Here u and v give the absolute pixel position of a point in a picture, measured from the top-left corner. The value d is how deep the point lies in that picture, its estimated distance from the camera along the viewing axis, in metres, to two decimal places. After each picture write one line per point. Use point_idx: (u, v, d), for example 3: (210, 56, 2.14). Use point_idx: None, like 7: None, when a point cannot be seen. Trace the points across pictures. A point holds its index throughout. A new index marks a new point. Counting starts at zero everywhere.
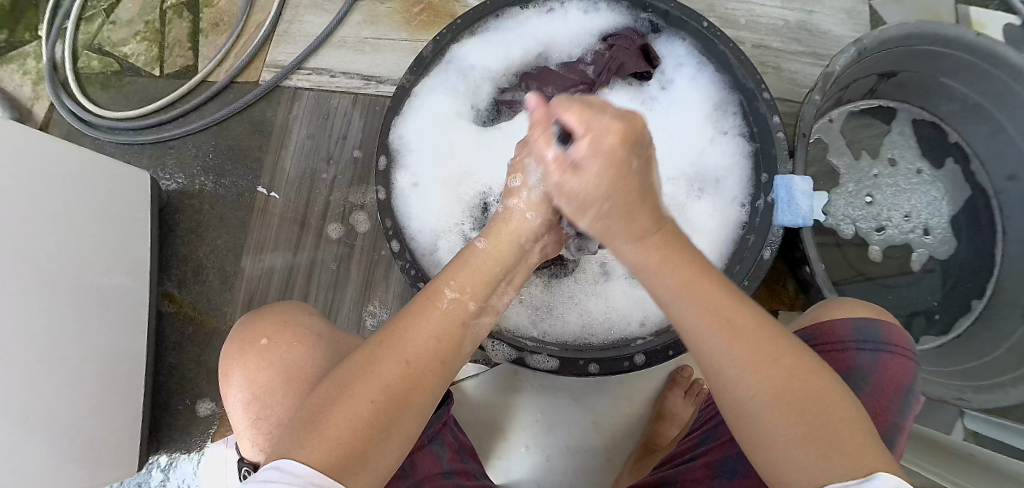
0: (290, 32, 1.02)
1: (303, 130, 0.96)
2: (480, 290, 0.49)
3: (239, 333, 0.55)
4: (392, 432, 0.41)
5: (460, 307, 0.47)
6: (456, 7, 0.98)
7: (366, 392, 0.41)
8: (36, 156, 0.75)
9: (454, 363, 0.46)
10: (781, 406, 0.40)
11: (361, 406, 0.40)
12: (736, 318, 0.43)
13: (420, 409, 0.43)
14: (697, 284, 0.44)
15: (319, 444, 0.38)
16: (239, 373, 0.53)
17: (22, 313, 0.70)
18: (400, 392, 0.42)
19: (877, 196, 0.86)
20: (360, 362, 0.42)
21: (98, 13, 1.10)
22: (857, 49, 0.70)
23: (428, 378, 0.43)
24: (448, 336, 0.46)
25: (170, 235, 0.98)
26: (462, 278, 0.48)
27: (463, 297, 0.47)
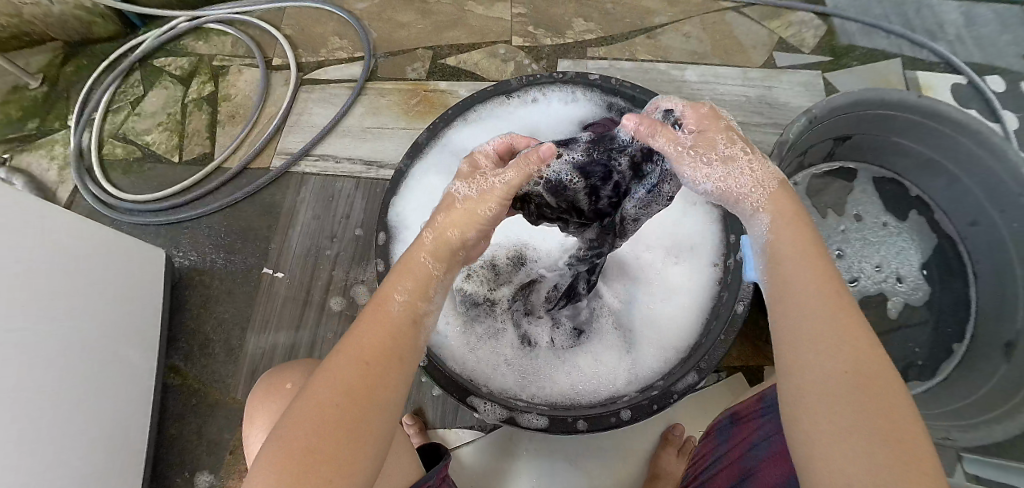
0: (299, 122, 1.12)
1: (309, 211, 1.04)
2: (423, 293, 0.50)
3: (268, 381, 0.64)
4: (351, 438, 0.42)
5: (411, 308, 0.49)
6: (450, 98, 1.09)
7: (332, 396, 0.43)
8: (55, 232, 0.80)
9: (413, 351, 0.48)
10: (854, 386, 0.41)
11: (322, 414, 0.42)
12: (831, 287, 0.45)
13: (384, 403, 0.45)
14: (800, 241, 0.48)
15: (288, 458, 0.41)
16: (263, 417, 0.62)
17: (42, 384, 0.75)
18: (361, 394, 0.44)
19: (846, 250, 0.92)
20: (326, 368, 0.44)
21: (124, 106, 1.21)
22: (809, 117, 0.80)
23: (390, 373, 0.46)
24: (398, 334, 0.47)
25: (179, 309, 1.04)
26: (408, 281, 0.50)
27: (412, 299, 0.49)
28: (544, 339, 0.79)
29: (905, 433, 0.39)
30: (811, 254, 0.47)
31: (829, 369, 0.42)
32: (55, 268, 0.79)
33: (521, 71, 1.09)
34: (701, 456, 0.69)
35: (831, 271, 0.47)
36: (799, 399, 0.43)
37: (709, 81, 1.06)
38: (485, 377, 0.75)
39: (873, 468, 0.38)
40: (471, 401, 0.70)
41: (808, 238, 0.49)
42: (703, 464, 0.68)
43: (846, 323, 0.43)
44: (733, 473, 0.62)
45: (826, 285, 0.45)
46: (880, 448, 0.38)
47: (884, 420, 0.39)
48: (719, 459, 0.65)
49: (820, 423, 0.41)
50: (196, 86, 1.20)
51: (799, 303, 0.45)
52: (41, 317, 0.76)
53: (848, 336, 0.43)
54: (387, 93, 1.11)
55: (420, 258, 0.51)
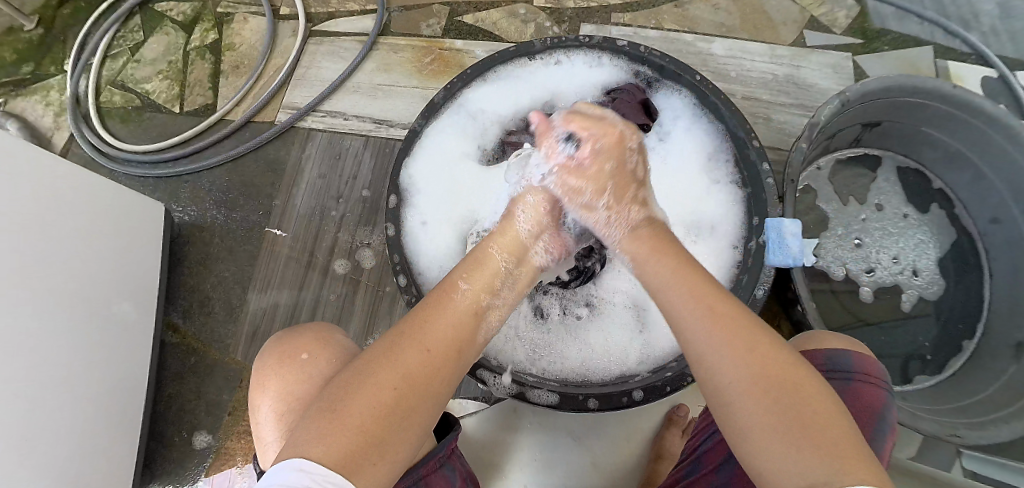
0: (306, 76, 1.08)
1: (315, 169, 1.01)
2: (488, 284, 0.54)
3: (275, 347, 0.60)
4: (402, 422, 0.44)
5: (473, 299, 0.52)
6: (466, 58, 1.04)
7: (388, 378, 0.45)
8: (47, 181, 0.77)
9: (469, 352, 0.51)
10: (754, 389, 0.42)
11: (382, 393, 0.44)
12: (718, 306, 0.47)
13: (436, 394, 0.47)
14: (680, 273, 0.51)
15: (341, 434, 0.41)
16: (273, 384, 0.57)
17: (31, 337, 0.73)
18: (419, 380, 0.46)
19: (865, 239, 0.90)
20: (384, 349, 0.47)
21: (124, 52, 1.15)
22: (841, 100, 0.76)
23: (447, 363, 0.48)
24: (462, 327, 0.51)
25: (179, 266, 1.01)
26: (474, 275, 0.54)
27: (475, 290, 0.53)
28: (556, 309, 0.78)
29: (811, 416, 0.40)
30: (688, 280, 0.50)
31: (731, 377, 0.43)
32: (48, 218, 0.76)
33: (540, 34, 1.04)
34: (698, 430, 0.65)
35: (715, 290, 0.49)
36: (717, 405, 0.44)
37: (736, 55, 1.01)
38: (495, 349, 0.74)
39: (783, 452, 0.39)
40: (480, 374, 0.69)
41: (676, 264, 0.53)
42: (697, 438, 0.63)
43: (733, 334, 0.45)
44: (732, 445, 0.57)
45: (710, 302, 0.48)
46: (789, 434, 0.39)
47: (793, 409, 0.40)
48: (715, 432, 0.61)
49: (737, 423, 0.42)
50: (198, 33, 1.15)
51: (686, 323, 0.48)
52: (33, 269, 0.74)
53: (738, 346, 0.44)
54: (399, 49, 1.06)
55: (491, 252, 0.57)
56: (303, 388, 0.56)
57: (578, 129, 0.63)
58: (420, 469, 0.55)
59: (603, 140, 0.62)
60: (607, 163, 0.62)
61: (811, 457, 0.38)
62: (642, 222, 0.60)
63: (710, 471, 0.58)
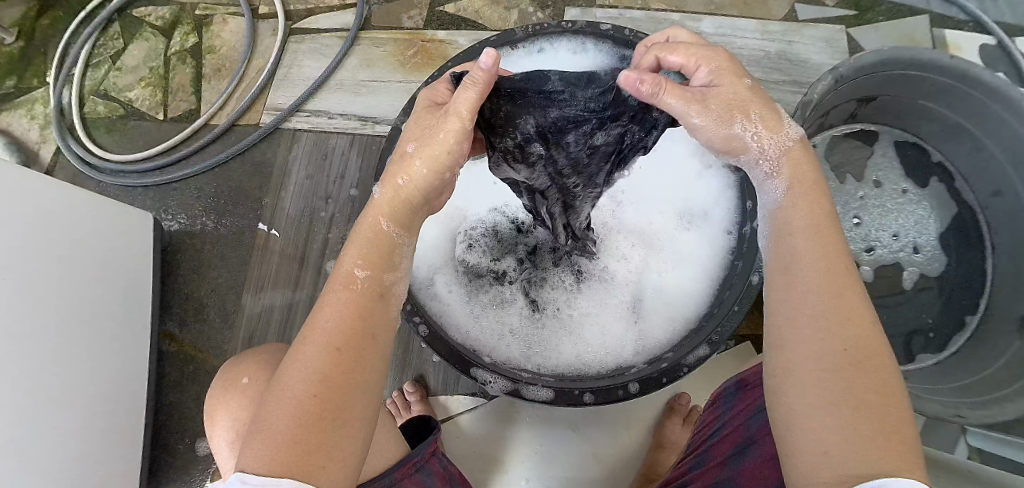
0: (289, 75, 1.06)
1: (302, 170, 1.00)
2: (386, 262, 0.49)
3: (226, 375, 0.62)
4: (334, 423, 0.42)
5: (374, 281, 0.48)
6: (449, 49, 1.02)
7: (300, 386, 0.42)
8: (29, 196, 0.75)
9: (383, 329, 0.47)
10: (847, 365, 0.41)
11: (299, 402, 0.42)
12: (847, 288, 0.44)
13: (364, 385, 0.44)
14: (820, 238, 0.46)
15: (270, 450, 0.40)
16: (231, 410, 0.58)
17: (29, 354, 0.72)
18: (336, 377, 0.43)
19: (864, 217, 0.89)
20: (290, 357, 0.44)
21: (104, 60, 1.14)
22: (833, 77, 0.74)
23: (364, 354, 0.45)
24: (363, 312, 0.46)
25: (171, 274, 1.01)
26: (366, 254, 0.49)
27: (374, 272, 0.48)
28: (552, 304, 0.76)
29: (889, 407, 0.40)
30: (825, 233, 0.46)
31: (824, 344, 0.42)
32: (35, 233, 0.75)
33: (525, 20, 1.02)
34: (705, 423, 0.65)
35: (843, 250, 0.46)
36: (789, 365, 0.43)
37: (726, 33, 0.99)
38: (489, 347, 0.73)
39: (852, 433, 0.39)
40: (473, 373, 0.68)
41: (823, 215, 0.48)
42: (706, 431, 0.63)
43: (849, 321, 0.42)
44: (738, 439, 0.57)
45: (841, 282, 0.44)
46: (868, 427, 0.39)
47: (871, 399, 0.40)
48: (722, 426, 0.61)
49: (806, 391, 0.42)
50: (178, 37, 1.13)
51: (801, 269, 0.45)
52: (19, 287, 0.72)
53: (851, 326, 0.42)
54: (382, 42, 1.04)
55: (379, 226, 0.51)
56: (246, 411, 0.57)
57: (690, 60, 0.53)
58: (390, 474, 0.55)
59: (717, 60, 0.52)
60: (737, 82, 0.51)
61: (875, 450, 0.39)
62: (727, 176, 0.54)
63: (716, 465, 0.58)
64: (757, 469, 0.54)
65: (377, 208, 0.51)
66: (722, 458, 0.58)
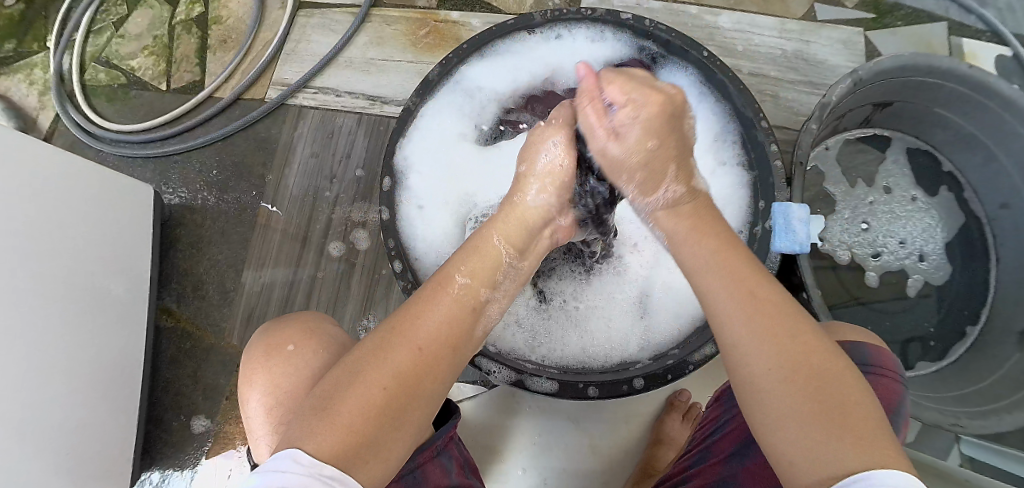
0: (297, 51, 1.04)
1: (307, 148, 0.99)
2: (488, 278, 0.51)
3: (262, 340, 0.60)
4: (394, 424, 0.42)
5: (471, 293, 0.49)
6: (462, 31, 1.00)
7: (377, 377, 0.42)
8: (28, 163, 0.74)
9: (464, 346, 0.48)
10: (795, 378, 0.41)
11: (371, 393, 0.41)
12: (759, 292, 0.45)
13: (430, 395, 0.44)
14: (721, 257, 0.48)
15: (330, 431, 0.40)
16: (261, 378, 0.57)
17: (25, 324, 0.71)
18: (411, 379, 0.43)
19: (872, 222, 0.88)
20: (373, 346, 0.44)
21: (106, 26, 1.11)
22: (853, 80, 0.73)
23: (442, 362, 0.45)
24: (458, 323, 0.48)
25: (173, 247, 1.00)
26: (472, 263, 0.50)
27: (473, 283, 0.50)
28: (560, 296, 0.76)
29: (849, 407, 0.39)
30: (726, 262, 0.47)
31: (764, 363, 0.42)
32: (35, 201, 0.74)
33: (540, 5, 1.00)
34: (707, 420, 0.64)
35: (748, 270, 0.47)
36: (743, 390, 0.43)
37: (744, 29, 0.98)
38: (495, 335, 0.72)
39: (812, 441, 0.38)
40: (478, 362, 0.67)
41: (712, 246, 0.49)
42: (707, 429, 0.63)
43: (773, 320, 0.43)
44: (743, 435, 0.57)
45: (749, 285, 0.46)
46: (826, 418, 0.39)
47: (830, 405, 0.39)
48: (727, 422, 0.60)
49: (766, 403, 0.41)
50: (184, 6, 1.10)
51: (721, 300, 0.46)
52: (13, 258, 0.70)
53: (773, 327, 0.43)
54: (393, 21, 1.02)
55: (492, 241, 0.53)
56: (286, 380, 0.56)
57: (618, 92, 0.54)
58: (417, 457, 0.53)
59: (646, 109, 0.53)
60: (649, 140, 0.53)
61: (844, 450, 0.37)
62: (682, 197, 0.55)
63: (717, 463, 0.58)
64: (761, 470, 0.54)
65: (514, 215, 0.55)
66: (724, 454, 0.58)
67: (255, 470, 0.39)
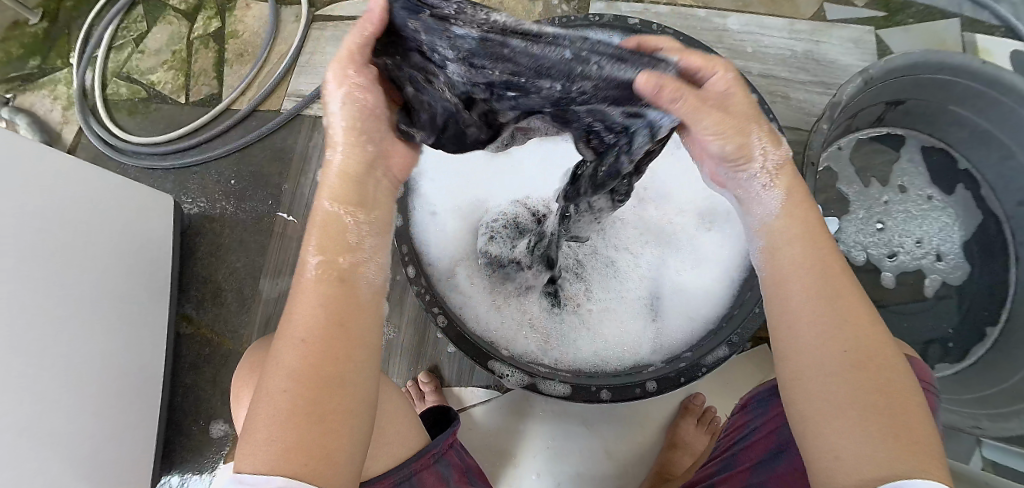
0: (311, 62, 1.06)
1: (322, 157, 1.00)
2: (343, 246, 0.44)
3: (250, 358, 0.62)
4: (322, 423, 0.39)
5: (330, 268, 0.43)
6: None
7: (277, 385, 0.40)
8: (53, 173, 0.76)
9: (358, 319, 0.43)
10: (858, 366, 0.40)
11: (275, 403, 0.39)
12: (840, 294, 0.43)
13: (348, 381, 0.41)
14: (804, 246, 0.45)
15: (259, 451, 0.39)
16: (247, 395, 0.59)
17: (50, 329, 0.73)
18: (310, 374, 0.40)
19: (887, 222, 0.87)
20: (269, 356, 0.42)
21: (128, 42, 1.14)
22: (863, 79, 0.73)
23: (340, 344, 0.41)
24: (336, 302, 0.42)
25: (191, 256, 1.02)
26: (320, 241, 0.44)
27: (331, 258, 0.43)
28: (571, 300, 0.76)
29: (909, 421, 0.39)
30: (804, 250, 0.45)
31: (824, 359, 0.41)
32: (59, 210, 0.76)
33: (549, 12, 1.01)
34: (731, 428, 0.64)
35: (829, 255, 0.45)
36: (803, 375, 0.42)
37: (754, 31, 0.97)
38: (507, 339, 0.73)
39: (872, 446, 0.38)
40: (491, 366, 0.68)
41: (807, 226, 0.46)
42: (732, 436, 0.63)
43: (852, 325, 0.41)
44: (771, 443, 0.56)
45: (837, 285, 0.43)
46: (886, 431, 0.38)
47: (894, 406, 0.39)
48: (753, 429, 0.60)
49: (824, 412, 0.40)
50: (201, 22, 1.13)
51: (787, 294, 0.44)
52: (40, 263, 0.73)
53: (851, 324, 0.41)
54: None
55: (324, 208, 0.44)
56: None
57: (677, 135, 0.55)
58: (411, 464, 0.55)
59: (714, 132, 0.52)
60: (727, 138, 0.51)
61: (892, 448, 0.38)
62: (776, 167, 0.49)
63: (743, 470, 0.58)
64: (788, 475, 0.53)
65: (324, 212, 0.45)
66: (751, 462, 0.57)
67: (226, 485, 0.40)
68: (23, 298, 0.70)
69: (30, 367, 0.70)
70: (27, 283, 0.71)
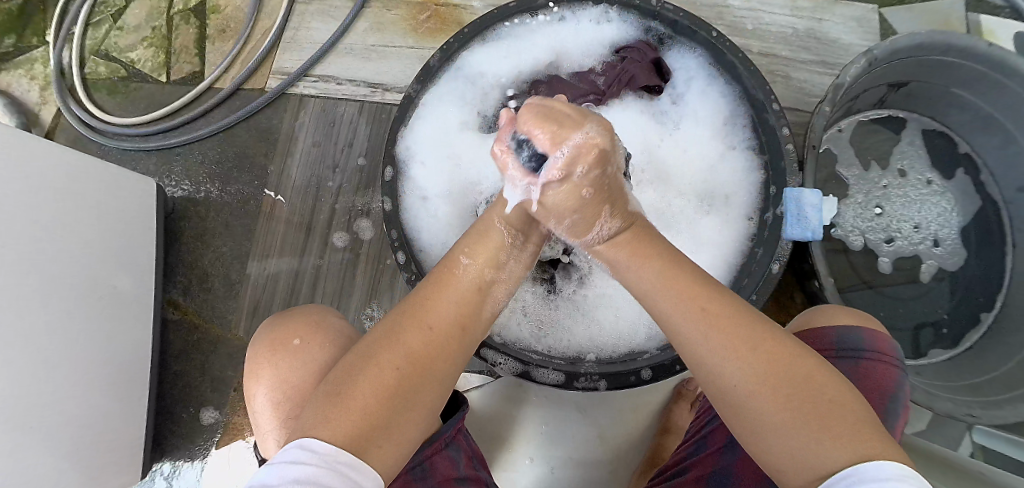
0: (297, 38, 1.03)
1: (309, 138, 0.97)
2: (493, 260, 0.52)
3: (264, 335, 0.60)
4: (411, 407, 0.44)
5: (477, 275, 0.51)
6: (464, 15, 0.98)
7: (390, 360, 0.44)
8: (31, 156, 0.73)
9: (472, 331, 0.50)
10: (769, 376, 0.42)
11: (383, 376, 0.43)
12: (710, 306, 0.46)
13: (440, 377, 0.46)
14: (667, 274, 0.49)
15: (344, 417, 0.41)
16: (266, 372, 0.57)
17: (33, 319, 0.71)
18: (423, 361, 0.45)
19: (886, 207, 0.86)
20: (387, 331, 0.46)
21: (106, 18, 1.09)
22: (867, 60, 0.71)
23: (450, 344, 0.47)
24: (463, 306, 0.49)
25: (178, 240, 0.99)
26: (475, 247, 0.52)
27: (478, 265, 0.51)
28: (567, 285, 0.75)
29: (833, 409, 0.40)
30: (670, 273, 0.49)
31: (741, 372, 0.43)
32: (39, 195, 0.74)
33: None
34: (702, 410, 0.64)
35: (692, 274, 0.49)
36: (730, 407, 0.43)
37: (754, 7, 0.95)
38: (500, 325, 0.72)
39: (807, 445, 0.40)
40: (483, 354, 0.66)
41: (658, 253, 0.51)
42: (702, 419, 0.63)
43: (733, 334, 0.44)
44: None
45: (694, 297, 0.47)
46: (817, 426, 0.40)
47: (818, 404, 0.41)
48: (719, 410, 0.60)
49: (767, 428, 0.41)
50: None
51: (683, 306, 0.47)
52: (21, 251, 0.70)
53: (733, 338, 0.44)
54: (394, 6, 1.00)
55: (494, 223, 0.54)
56: (296, 375, 0.55)
57: None
58: (422, 451, 0.53)
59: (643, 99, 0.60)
60: None
61: (828, 442, 0.39)
62: None
63: (717, 450, 0.57)
64: None
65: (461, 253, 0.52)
66: (725, 441, 0.57)
67: (265, 467, 0.39)
68: (5, 288, 0.68)
69: (15, 361, 0.68)
70: (9, 274, 0.68)
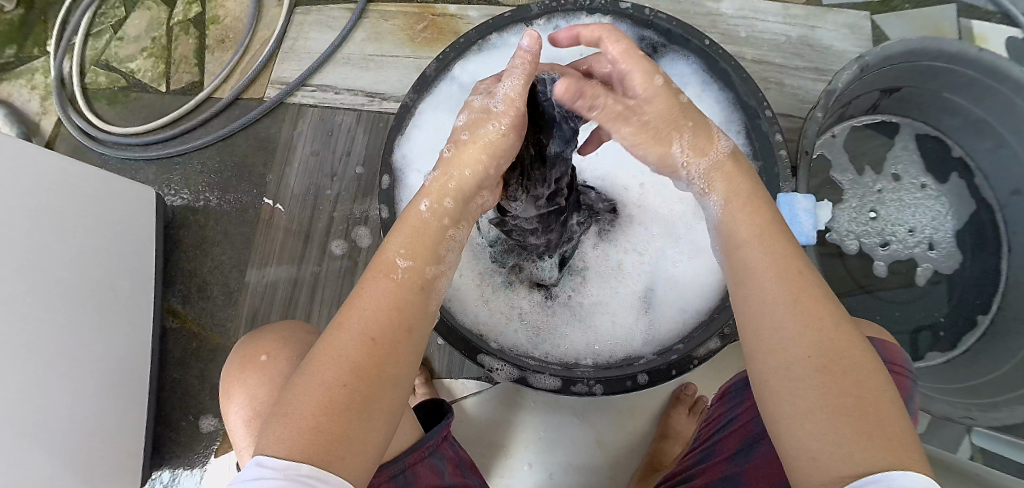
0: (295, 48, 1.04)
1: (307, 146, 0.98)
2: (431, 254, 0.47)
3: (241, 352, 0.60)
4: (365, 420, 0.41)
5: (416, 274, 0.45)
6: (460, 24, 0.99)
7: (331, 374, 0.40)
8: (30, 166, 0.74)
9: (420, 327, 0.45)
10: (829, 368, 0.39)
11: (326, 392, 0.40)
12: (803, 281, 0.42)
13: (394, 383, 0.42)
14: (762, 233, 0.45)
15: (294, 436, 0.39)
16: (242, 388, 0.57)
17: (33, 328, 0.72)
18: (369, 371, 0.41)
19: (880, 210, 0.87)
20: (324, 344, 0.42)
21: (106, 29, 1.10)
22: (859, 66, 0.71)
23: (397, 346, 0.43)
24: (403, 304, 0.44)
25: (176, 249, 1.00)
26: (410, 242, 0.46)
27: (416, 263, 0.46)
28: (563, 291, 0.76)
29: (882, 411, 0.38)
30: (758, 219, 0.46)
31: (801, 353, 0.40)
32: (38, 204, 0.74)
33: None
34: (712, 418, 0.64)
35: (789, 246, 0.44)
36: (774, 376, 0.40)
37: (747, 15, 0.96)
38: (496, 332, 0.72)
39: (840, 445, 0.37)
40: (481, 360, 0.67)
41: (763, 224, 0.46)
42: (712, 427, 0.63)
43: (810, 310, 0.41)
44: (748, 433, 0.56)
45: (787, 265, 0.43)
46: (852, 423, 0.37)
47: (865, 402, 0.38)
48: (730, 420, 0.60)
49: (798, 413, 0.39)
50: (182, 7, 1.09)
51: (763, 286, 0.43)
52: (21, 261, 0.71)
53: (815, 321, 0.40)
54: (391, 16, 1.01)
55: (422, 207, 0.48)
56: (263, 388, 0.56)
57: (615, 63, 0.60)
58: (404, 459, 0.54)
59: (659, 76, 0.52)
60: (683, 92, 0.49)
61: (862, 444, 0.36)
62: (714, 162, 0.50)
63: (723, 459, 0.57)
64: (765, 466, 0.53)
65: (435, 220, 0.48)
66: (729, 451, 0.57)
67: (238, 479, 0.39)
68: (5, 297, 0.68)
69: (14, 369, 0.68)
70: (10, 283, 0.69)
